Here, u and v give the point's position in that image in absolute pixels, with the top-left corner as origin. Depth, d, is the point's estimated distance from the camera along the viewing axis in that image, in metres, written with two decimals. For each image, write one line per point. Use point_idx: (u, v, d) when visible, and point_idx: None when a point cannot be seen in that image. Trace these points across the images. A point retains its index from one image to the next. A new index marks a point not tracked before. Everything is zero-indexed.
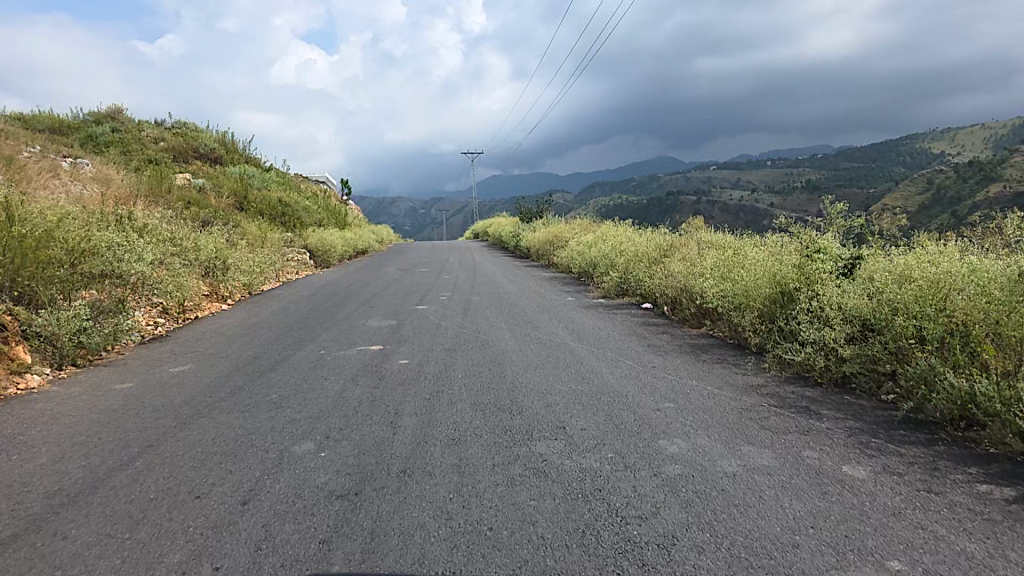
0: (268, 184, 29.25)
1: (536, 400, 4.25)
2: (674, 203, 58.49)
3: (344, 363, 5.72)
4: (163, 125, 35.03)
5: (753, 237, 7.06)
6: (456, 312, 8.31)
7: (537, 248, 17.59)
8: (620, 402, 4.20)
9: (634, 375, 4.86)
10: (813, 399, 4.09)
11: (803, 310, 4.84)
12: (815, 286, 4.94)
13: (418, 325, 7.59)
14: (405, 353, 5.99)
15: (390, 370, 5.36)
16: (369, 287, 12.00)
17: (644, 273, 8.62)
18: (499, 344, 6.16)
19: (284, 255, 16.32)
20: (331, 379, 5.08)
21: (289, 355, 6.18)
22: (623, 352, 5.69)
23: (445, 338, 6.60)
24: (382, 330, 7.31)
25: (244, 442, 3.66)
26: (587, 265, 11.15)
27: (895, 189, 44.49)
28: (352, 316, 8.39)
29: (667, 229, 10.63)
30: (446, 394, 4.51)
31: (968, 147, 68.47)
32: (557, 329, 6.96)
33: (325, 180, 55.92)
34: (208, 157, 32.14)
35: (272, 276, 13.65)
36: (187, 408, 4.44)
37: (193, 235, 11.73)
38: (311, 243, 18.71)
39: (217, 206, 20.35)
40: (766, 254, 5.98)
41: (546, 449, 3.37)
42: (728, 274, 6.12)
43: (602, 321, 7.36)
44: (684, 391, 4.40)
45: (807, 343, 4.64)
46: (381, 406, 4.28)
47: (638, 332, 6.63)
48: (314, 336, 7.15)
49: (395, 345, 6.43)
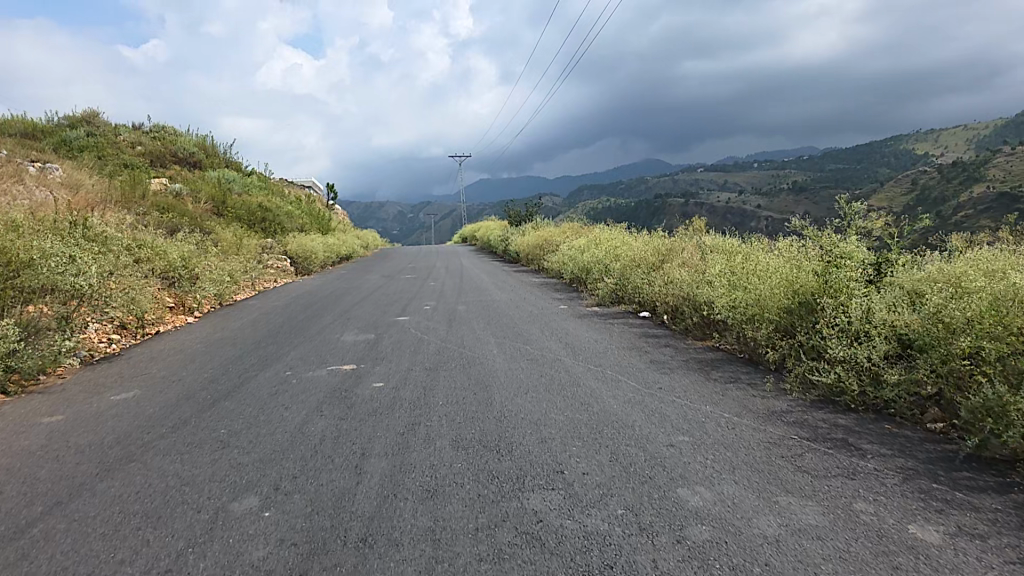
0: (249, 189, 28.38)
1: (528, 434, 3.65)
2: (661, 205, 58.41)
3: (311, 387, 5.07)
4: (140, 129, 34.03)
5: (760, 241, 6.55)
6: (441, 324, 7.69)
7: (526, 252, 17.01)
8: (627, 435, 3.61)
9: (639, 400, 4.26)
10: (849, 430, 3.54)
11: (830, 324, 4.29)
12: (841, 295, 4.41)
13: (397, 339, 6.94)
14: (382, 374, 5.35)
15: (362, 395, 4.72)
16: (349, 296, 11.33)
17: (642, 279, 8.06)
18: (486, 362, 5.55)
19: (261, 263, 15.60)
20: (292, 409, 4.43)
21: (250, 378, 5.50)
22: (624, 371, 5.09)
23: (426, 355, 5.97)
24: (358, 346, 6.66)
25: (174, 498, 3.01)
26: (579, 270, 10.59)
27: (882, 189, 44.57)
28: (326, 330, 7.72)
29: (664, 233, 10.10)
30: (423, 427, 3.89)
31: (952, 148, 69.20)
32: (550, 342, 6.35)
33: (311, 184, 55.17)
34: (188, 162, 31.19)
35: (246, 285, 12.92)
36: (116, 449, 3.79)
37: (158, 242, 10.97)
38: (292, 249, 17.99)
39: (193, 212, 19.56)
40: (778, 258, 5.45)
41: (540, 505, 2.75)
42: (737, 282, 5.59)
43: (598, 332, 6.77)
44: (698, 419, 3.82)
45: (835, 361, 4.10)
46: (345, 444, 3.65)
47: (638, 345, 6.04)
48: (282, 354, 6.46)
49: (370, 364, 5.78)
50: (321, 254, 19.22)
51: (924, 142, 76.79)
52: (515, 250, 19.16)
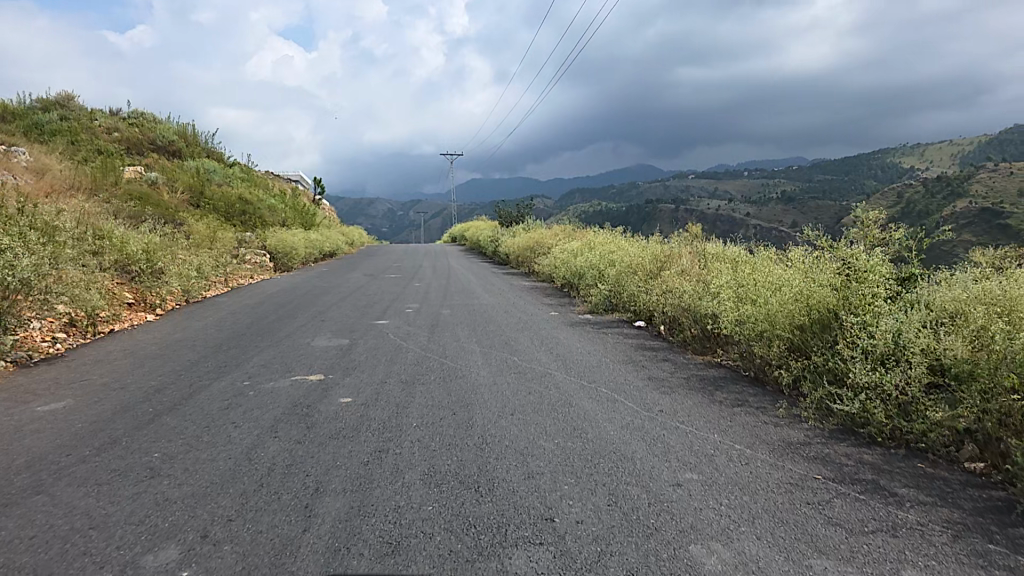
0: (230, 180, 27.55)
1: (512, 467, 3.15)
2: (649, 210, 58.64)
3: (269, 401, 4.52)
4: (118, 114, 32.95)
5: (766, 251, 6.15)
6: (422, 330, 7.16)
7: (515, 254, 16.55)
8: (626, 469, 3.12)
9: (639, 426, 3.77)
10: (877, 469, 3.06)
11: (851, 345, 3.84)
12: (863, 313, 3.96)
13: (372, 345, 6.40)
14: (351, 387, 4.81)
15: (326, 412, 4.18)
16: (326, 296, 10.76)
17: (637, 286, 7.63)
18: (468, 375, 5.05)
19: (236, 258, 14.93)
20: (242, 429, 3.88)
21: (202, 388, 4.94)
22: (620, 389, 4.60)
23: (403, 365, 5.44)
24: (329, 352, 6.11)
25: (74, 548, 2.48)
26: (571, 275, 10.14)
27: (868, 202, 45.01)
28: (296, 333, 7.14)
29: (660, 238, 9.70)
30: (391, 455, 3.36)
31: (937, 161, 70.15)
32: (538, 353, 5.86)
33: (298, 178, 54.42)
34: (167, 150, 30.26)
35: (217, 280, 12.25)
36: (23, 477, 3.22)
37: (120, 233, 10.29)
38: (270, 243, 17.31)
39: (169, 203, 18.82)
40: (789, 269, 5.01)
41: (525, 567, 2.25)
42: (744, 295, 5.16)
43: (590, 343, 6.30)
44: (706, 452, 3.34)
45: (858, 387, 3.65)
46: (297, 478, 3.11)
47: (634, 358, 5.57)
48: (244, 360, 5.89)
49: (339, 373, 5.24)
50: (303, 250, 18.57)
51: (910, 156, 77.87)
52: (504, 252, 18.67)
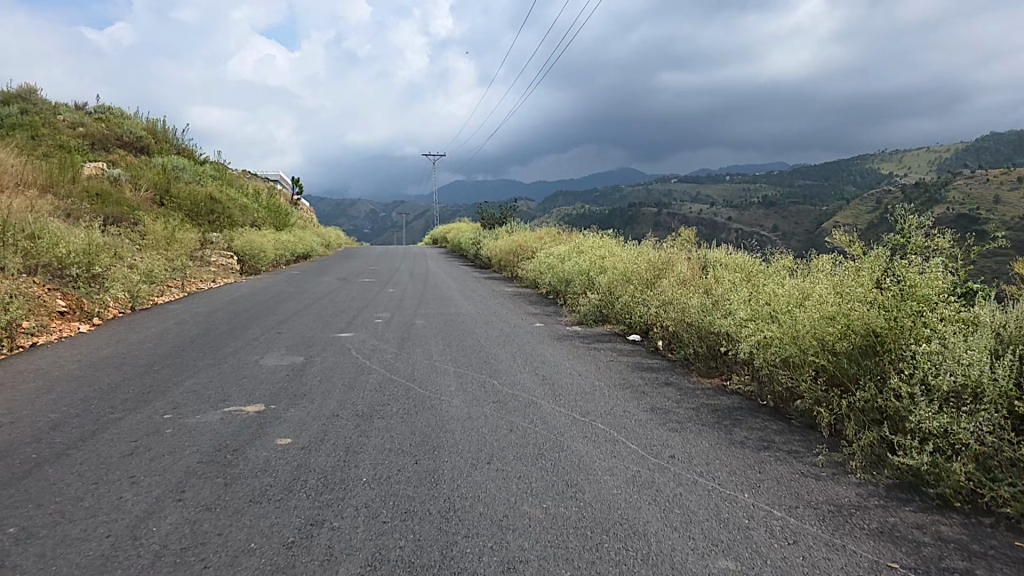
0: (201, 178, 26.28)
1: (486, 552, 2.35)
2: (633, 215, 58.57)
3: (188, 443, 3.64)
4: (84, 108, 31.44)
5: (781, 260, 5.47)
6: (390, 345, 6.32)
7: (498, 258, 15.78)
8: (638, 554, 2.33)
9: (647, 481, 2.99)
10: (966, 551, 2.34)
11: (909, 379, 3.12)
12: (920, 340, 3.24)
13: (329, 365, 5.54)
14: (294, 423, 3.95)
15: (254, 461, 3.31)
16: (289, 304, 9.80)
17: (632, 295, 6.91)
18: (438, 405, 4.24)
19: (196, 261, 13.87)
20: (142, 488, 3.01)
21: (111, 424, 4.02)
22: (619, 425, 3.82)
23: (362, 392, 4.61)
24: (277, 374, 5.23)
25: None
26: (557, 282, 9.38)
27: (848, 207, 45.34)
28: (244, 349, 6.22)
29: (653, 243, 9.01)
30: (327, 531, 2.53)
31: (915, 168, 71.25)
32: (522, 374, 5.08)
33: (277, 178, 53.12)
34: (134, 146, 28.81)
35: (172, 286, 11.21)
36: None
37: (55, 234, 9.22)
38: (237, 245, 16.25)
39: (130, 202, 17.66)
40: (815, 281, 4.29)
41: None
42: (762, 310, 4.44)
43: (580, 361, 5.54)
44: (739, 523, 2.57)
45: (921, 433, 2.93)
46: (191, 571, 2.27)
47: (632, 382, 4.80)
48: (175, 385, 4.97)
49: (284, 403, 4.38)
50: (273, 252, 17.50)
51: (888, 163, 79.14)
52: (487, 255, 17.88)
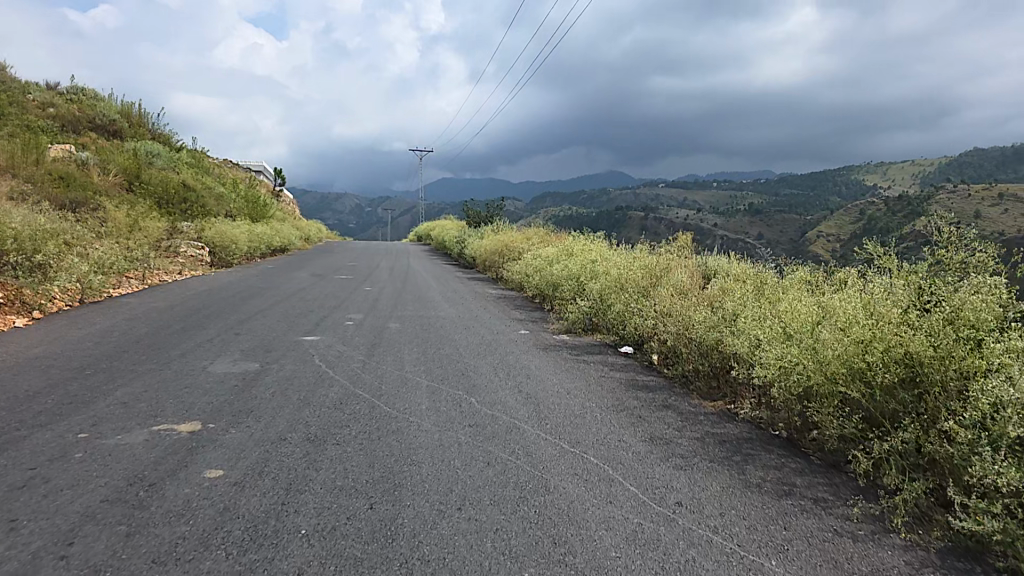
0: (176, 164, 25.25)
1: None
2: (621, 218, 58.77)
3: (96, 474, 3.01)
4: (55, 88, 30.12)
5: (793, 276, 4.98)
6: (359, 351, 5.71)
7: (483, 258, 15.22)
8: None
9: (652, 540, 2.45)
10: None
11: (963, 421, 2.61)
12: (973, 375, 2.71)
13: (287, 374, 4.91)
14: (230, 448, 3.34)
15: (170, 502, 2.70)
16: (255, 300, 9.11)
17: (625, 303, 6.41)
18: (405, 428, 3.66)
19: (161, 252, 13.06)
20: (17, 539, 2.38)
21: (11, 444, 3.37)
22: (615, 459, 3.28)
23: (319, 408, 4.00)
24: (225, 384, 4.60)
25: None
26: (544, 286, 8.85)
27: (832, 218, 45.70)
28: (193, 354, 5.57)
29: (645, 249, 8.53)
30: None
31: (898, 181, 72.23)
32: (504, 391, 4.52)
33: (260, 168, 51.90)
34: (106, 130, 27.63)
35: (130, 278, 10.44)
36: None
37: None
38: (208, 235, 15.43)
39: (96, 186, 16.73)
40: (838, 298, 3.77)
41: None
42: (776, 328, 3.91)
43: (569, 376, 5.00)
44: None
45: (982, 489, 2.41)
46: None
47: (626, 403, 4.27)
48: (103, 395, 4.32)
49: (226, 422, 3.77)
50: (246, 244, 16.70)
51: (871, 176, 80.21)
52: (471, 255, 17.32)
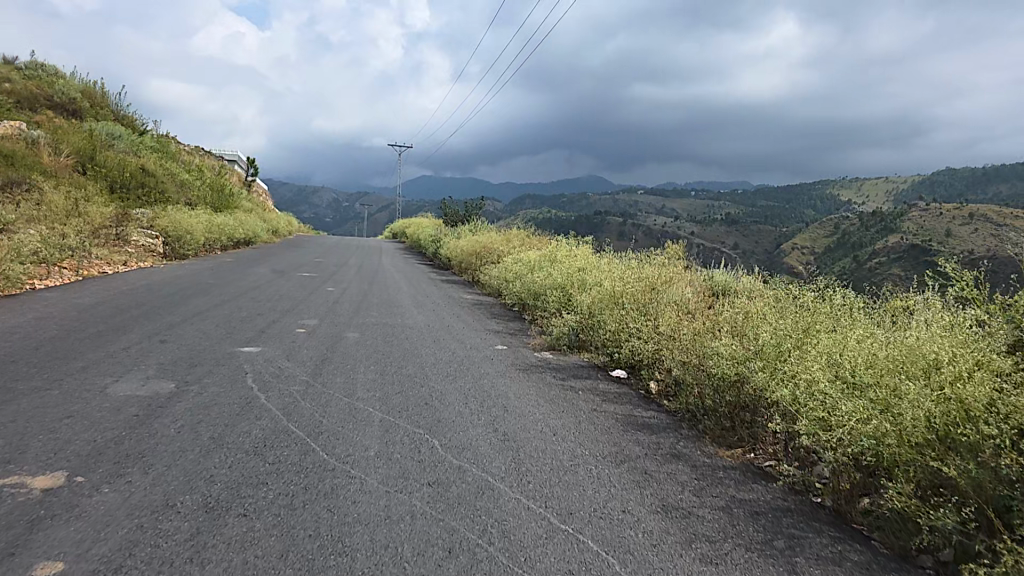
0: (138, 148, 23.64)
1: None
2: (600, 223, 58.77)
3: None
4: (10, 61, 28.04)
5: (825, 307, 4.24)
6: (305, 368, 4.77)
7: (458, 260, 14.34)
8: None
9: None
10: None
11: None
12: None
13: (206, 399, 3.94)
14: (90, 521, 2.38)
15: None
16: (197, 299, 8.00)
17: (618, 320, 5.62)
18: (342, 488, 2.76)
19: (104, 241, 11.77)
20: None
21: None
22: (622, 543, 2.43)
23: (234, 454, 3.07)
24: (122, 414, 3.62)
25: None
26: (525, 293, 8.02)
27: (807, 230, 46.31)
28: (95, 368, 4.52)
29: (637, 259, 7.79)
30: None
31: (870, 197, 74.04)
32: (476, 429, 3.66)
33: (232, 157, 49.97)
34: (64, 108, 25.72)
35: (59, 268, 9.20)
36: None
37: None
38: (162, 223, 14.17)
39: (41, 166, 15.25)
40: (906, 338, 3.01)
41: None
42: (824, 369, 3.12)
43: (555, 408, 4.16)
44: None
45: None
46: None
47: (626, 451, 3.44)
48: None
49: (102, 475, 2.81)
50: (205, 235, 15.46)
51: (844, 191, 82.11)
52: (447, 255, 16.44)
